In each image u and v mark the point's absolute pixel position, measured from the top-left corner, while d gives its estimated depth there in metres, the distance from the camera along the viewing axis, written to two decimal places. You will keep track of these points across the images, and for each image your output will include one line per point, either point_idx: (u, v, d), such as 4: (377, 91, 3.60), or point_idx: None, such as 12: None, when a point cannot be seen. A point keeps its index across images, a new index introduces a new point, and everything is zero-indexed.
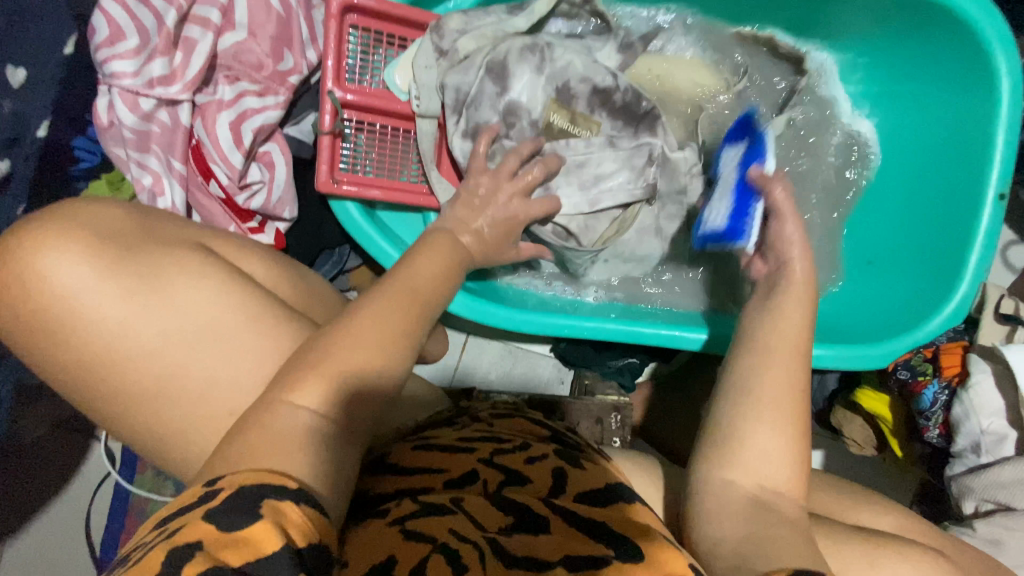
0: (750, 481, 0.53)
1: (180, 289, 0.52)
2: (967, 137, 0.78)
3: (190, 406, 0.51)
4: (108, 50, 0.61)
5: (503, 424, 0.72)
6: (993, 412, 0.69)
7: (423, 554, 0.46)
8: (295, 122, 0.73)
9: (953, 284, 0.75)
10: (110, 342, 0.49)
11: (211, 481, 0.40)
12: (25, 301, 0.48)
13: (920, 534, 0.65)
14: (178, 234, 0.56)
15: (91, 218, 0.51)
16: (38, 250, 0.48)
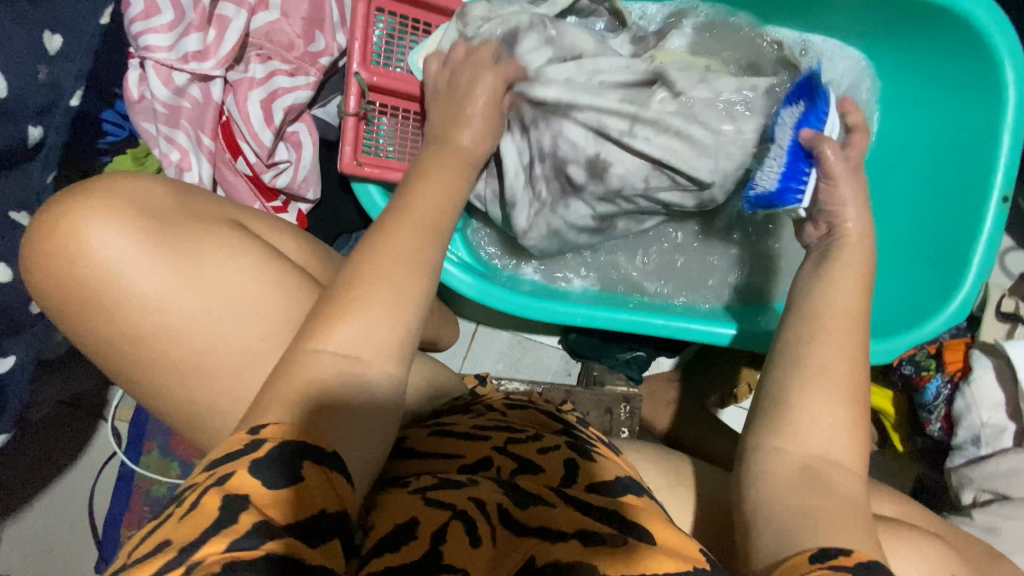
0: (799, 451, 0.50)
1: (217, 260, 0.52)
2: (973, 133, 0.81)
3: (225, 376, 0.52)
4: (143, 24, 0.61)
5: (516, 415, 0.73)
6: (993, 405, 0.71)
7: (442, 520, 0.42)
8: (322, 105, 0.74)
9: (957, 281, 0.78)
10: (147, 307, 0.49)
11: (258, 426, 0.40)
12: (68, 268, 0.48)
13: (921, 520, 0.67)
14: (213, 210, 0.56)
15: (135, 187, 0.51)
16: (84, 224, 0.48)
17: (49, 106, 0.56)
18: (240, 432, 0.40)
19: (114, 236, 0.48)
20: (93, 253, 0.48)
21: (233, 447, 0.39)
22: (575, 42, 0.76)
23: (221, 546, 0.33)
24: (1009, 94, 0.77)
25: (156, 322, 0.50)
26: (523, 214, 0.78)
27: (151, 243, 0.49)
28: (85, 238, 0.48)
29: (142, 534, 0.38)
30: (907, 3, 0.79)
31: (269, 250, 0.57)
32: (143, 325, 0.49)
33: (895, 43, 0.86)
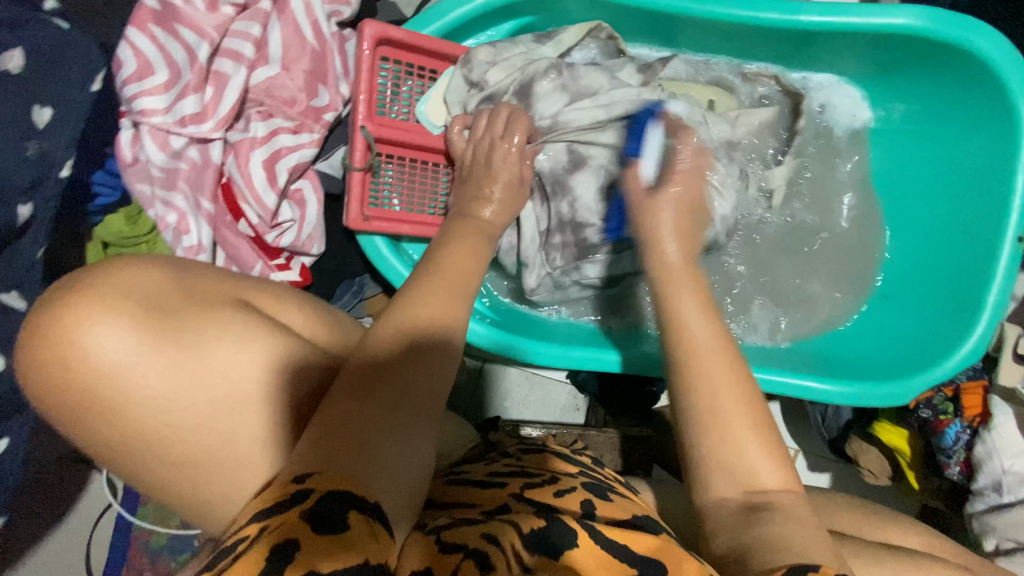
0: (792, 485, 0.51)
1: (219, 347, 0.49)
2: (990, 183, 0.79)
3: (235, 470, 0.49)
4: (137, 86, 0.58)
5: (530, 458, 0.72)
6: (1017, 452, 0.70)
7: (455, 565, 0.43)
8: (325, 158, 0.70)
9: (971, 322, 0.77)
10: (154, 401, 0.46)
11: (301, 476, 0.39)
12: (62, 375, 0.45)
13: (945, 552, 0.67)
14: (216, 289, 0.53)
15: (130, 278, 0.48)
16: (79, 328, 0.45)
17: (39, 181, 0.51)
18: (283, 479, 0.40)
19: (113, 333, 0.45)
20: (89, 354, 0.45)
21: (275, 500, 0.38)
22: (588, 81, 0.75)
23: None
24: None
25: (163, 418, 0.47)
26: (535, 275, 0.77)
27: (152, 337, 0.46)
28: (81, 340, 0.44)
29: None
30: (922, 44, 0.79)
31: (278, 328, 0.53)
32: (151, 420, 0.47)
33: (902, 79, 0.86)
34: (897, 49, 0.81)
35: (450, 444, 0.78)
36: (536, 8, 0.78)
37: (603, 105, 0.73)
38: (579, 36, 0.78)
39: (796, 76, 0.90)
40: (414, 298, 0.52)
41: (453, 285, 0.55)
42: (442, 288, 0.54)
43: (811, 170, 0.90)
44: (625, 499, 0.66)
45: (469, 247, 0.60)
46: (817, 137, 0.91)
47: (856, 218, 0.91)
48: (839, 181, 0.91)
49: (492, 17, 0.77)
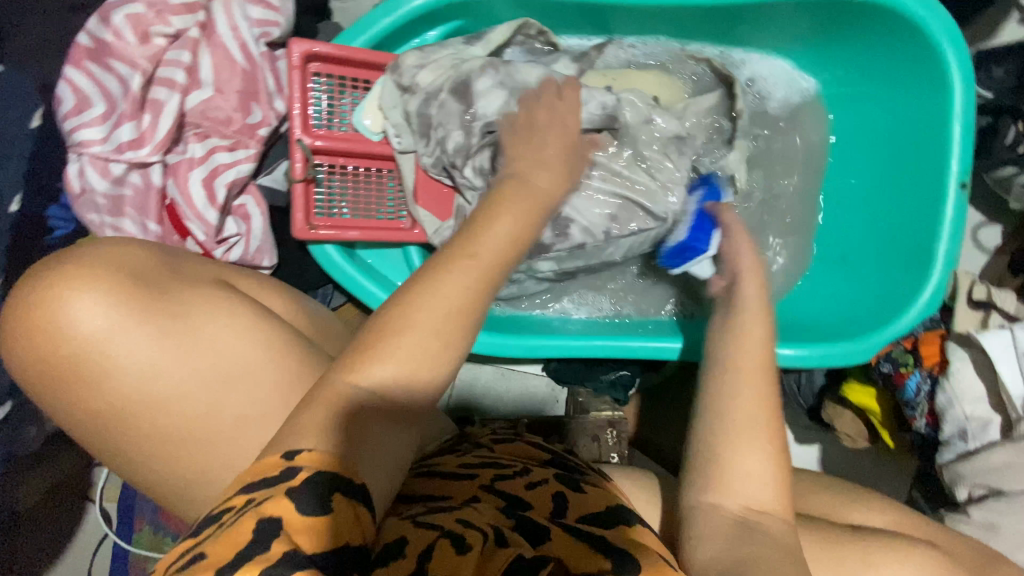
0: (736, 503, 0.59)
1: (206, 314, 0.54)
2: (927, 136, 0.80)
3: (218, 449, 0.52)
4: (76, 120, 0.62)
5: (501, 449, 0.77)
6: (977, 398, 0.69)
7: (431, 538, 0.51)
8: (268, 172, 0.73)
9: (926, 273, 0.77)
10: (143, 371, 0.51)
11: (292, 452, 0.41)
12: (59, 344, 0.49)
13: (913, 528, 0.68)
14: (204, 273, 0.59)
15: (121, 254, 0.54)
16: (74, 296, 0.49)
17: None
18: (273, 455, 0.42)
19: (102, 300, 0.50)
20: (80, 324, 0.49)
21: (268, 472, 0.40)
22: (526, 76, 0.77)
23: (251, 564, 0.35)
24: (957, 88, 0.76)
25: (152, 386, 0.51)
26: None
27: (140, 311, 0.51)
28: (68, 311, 0.49)
29: (190, 538, 0.39)
30: (843, 7, 0.80)
31: (262, 309, 0.58)
32: (134, 391, 0.50)
33: (829, 43, 0.87)
34: (821, 15, 0.83)
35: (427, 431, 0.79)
36: (464, 11, 0.81)
37: (548, 106, 0.77)
38: (507, 35, 0.81)
39: (726, 54, 0.92)
40: (400, 331, 0.47)
41: (474, 275, 0.50)
42: (437, 322, 0.47)
43: (761, 145, 0.91)
44: (599, 487, 0.68)
45: (471, 252, 0.51)
46: (757, 111, 0.92)
47: (807, 185, 0.92)
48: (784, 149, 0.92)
49: (421, 23, 0.80)
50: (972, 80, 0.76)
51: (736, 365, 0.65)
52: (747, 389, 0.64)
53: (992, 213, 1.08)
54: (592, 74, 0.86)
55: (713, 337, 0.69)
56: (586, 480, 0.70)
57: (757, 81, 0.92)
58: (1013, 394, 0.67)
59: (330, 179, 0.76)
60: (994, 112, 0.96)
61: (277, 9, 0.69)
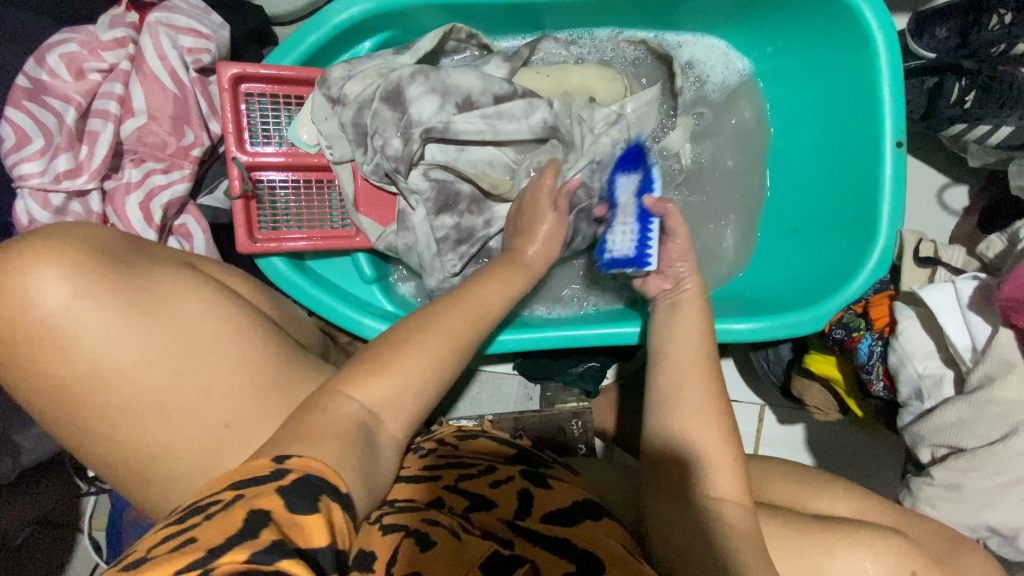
0: (700, 495, 0.58)
1: (173, 293, 0.56)
2: (858, 99, 0.80)
3: (172, 419, 0.53)
4: (16, 155, 0.65)
5: (468, 446, 0.73)
6: (927, 354, 0.68)
7: (395, 542, 0.50)
8: (209, 191, 0.77)
9: (871, 235, 0.77)
10: (105, 343, 0.52)
11: (280, 456, 0.43)
12: (21, 314, 0.50)
13: (879, 514, 0.62)
14: (169, 256, 0.62)
15: (88, 234, 0.57)
16: (35, 269, 0.51)
17: None
18: (264, 457, 0.43)
19: (70, 271, 0.52)
20: (37, 298, 0.51)
21: (257, 473, 0.41)
22: (458, 82, 0.79)
23: (246, 555, 0.34)
24: (880, 49, 0.76)
25: (111, 359, 0.52)
26: (436, 279, 0.81)
27: (100, 286, 0.52)
28: (27, 281, 0.50)
29: (161, 534, 0.38)
30: None
31: (226, 291, 0.61)
32: (94, 363, 0.52)
33: (755, 18, 0.87)
34: None
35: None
36: (393, 22, 0.83)
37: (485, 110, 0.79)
38: (435, 40, 0.82)
39: (663, 37, 0.92)
40: (401, 350, 0.55)
41: (470, 317, 0.60)
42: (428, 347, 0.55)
43: (705, 124, 0.92)
44: (566, 483, 0.68)
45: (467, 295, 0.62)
46: (698, 93, 0.92)
47: (753, 159, 0.92)
48: (730, 125, 0.92)
49: (350, 37, 0.82)
50: (895, 38, 0.76)
51: (682, 359, 0.64)
52: (697, 371, 0.63)
53: (955, 173, 1.07)
54: (526, 72, 0.87)
55: (658, 326, 0.70)
56: (551, 474, 0.69)
57: (696, 63, 0.92)
58: (959, 347, 0.65)
59: (276, 193, 0.80)
60: (938, 71, 0.94)
61: (206, 35, 0.72)
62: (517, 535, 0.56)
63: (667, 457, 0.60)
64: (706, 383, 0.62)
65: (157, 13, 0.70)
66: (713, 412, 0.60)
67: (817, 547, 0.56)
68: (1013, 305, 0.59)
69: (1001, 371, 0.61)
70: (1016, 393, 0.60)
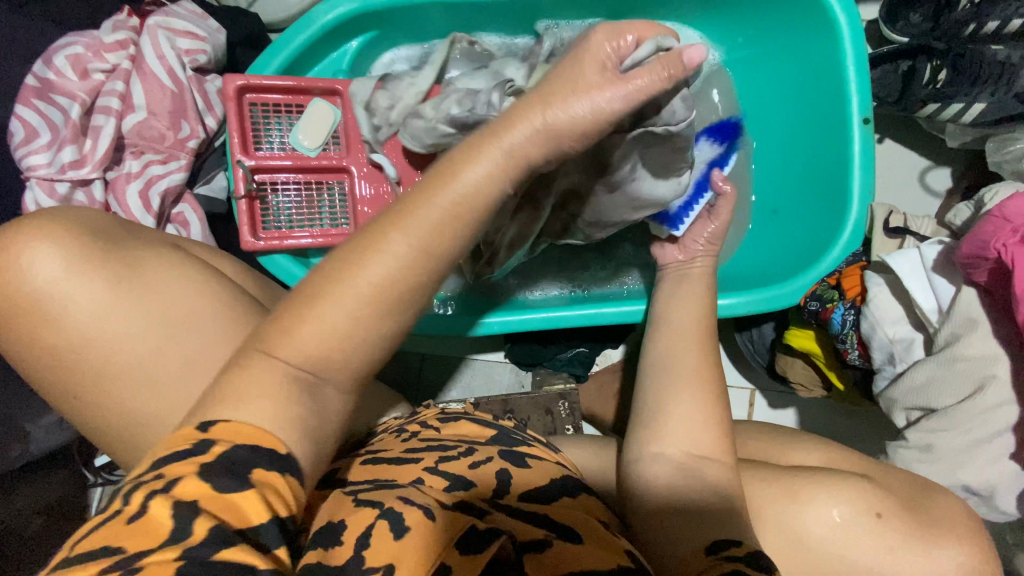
0: (677, 450, 0.57)
1: (160, 269, 0.60)
2: (826, 81, 0.82)
3: (164, 382, 0.57)
4: (26, 148, 0.71)
5: (450, 429, 0.69)
6: (896, 320, 0.70)
7: (370, 520, 0.47)
8: (206, 182, 0.81)
9: (844, 210, 0.78)
10: (95, 312, 0.55)
11: (205, 423, 0.38)
12: (16, 287, 0.54)
13: (849, 462, 0.64)
14: (157, 237, 0.65)
15: (81, 214, 0.60)
16: (31, 244, 0.54)
17: None
18: (188, 427, 0.38)
19: (71, 244, 0.55)
20: (30, 271, 0.54)
21: (177, 447, 0.37)
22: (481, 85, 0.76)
23: (175, 552, 0.32)
24: (843, 32, 0.79)
25: (101, 327, 0.56)
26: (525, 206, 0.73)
27: (90, 258, 0.56)
28: (25, 256, 0.54)
29: (87, 526, 0.34)
30: None
31: (212, 268, 0.64)
32: (87, 331, 0.55)
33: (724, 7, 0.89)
34: None
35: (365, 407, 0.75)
36: (379, 22, 0.88)
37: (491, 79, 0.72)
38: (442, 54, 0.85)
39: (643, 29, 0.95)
40: (316, 300, 0.40)
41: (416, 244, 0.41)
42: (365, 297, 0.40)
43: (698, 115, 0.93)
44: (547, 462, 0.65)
45: (406, 216, 0.42)
46: None
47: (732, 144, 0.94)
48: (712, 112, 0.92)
49: (336, 38, 0.88)
50: (856, 21, 0.78)
51: (673, 330, 0.68)
52: (670, 345, 0.66)
53: (937, 156, 1.08)
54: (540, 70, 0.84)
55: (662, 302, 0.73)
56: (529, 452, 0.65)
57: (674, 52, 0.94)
58: (926, 309, 0.67)
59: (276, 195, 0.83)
60: (911, 55, 0.96)
61: (203, 37, 0.77)
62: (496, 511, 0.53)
63: (655, 421, 0.59)
64: (680, 347, 0.65)
65: (157, 17, 0.76)
66: (689, 377, 0.61)
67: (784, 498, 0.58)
68: (973, 261, 0.62)
69: (965, 329, 0.63)
70: (980, 349, 0.63)
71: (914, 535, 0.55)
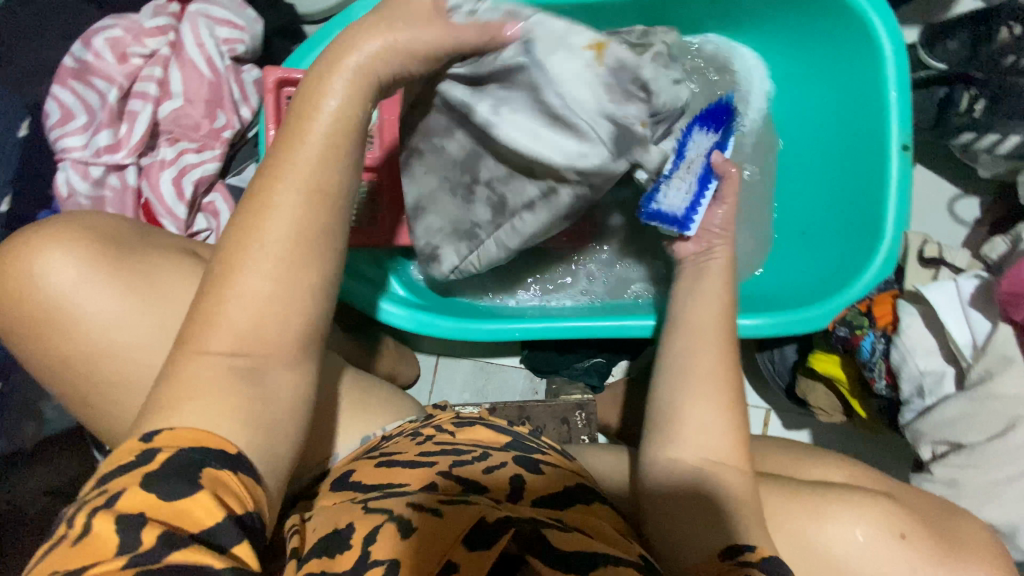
0: (693, 455, 0.55)
1: (173, 281, 0.59)
2: (867, 104, 0.81)
3: None
4: (60, 130, 0.71)
5: (465, 434, 0.67)
6: (928, 352, 0.69)
7: (376, 525, 0.47)
8: (237, 172, 0.80)
9: (878, 235, 0.78)
10: (112, 316, 0.55)
11: (150, 433, 0.39)
12: (31, 294, 0.54)
13: (870, 481, 0.64)
14: (168, 241, 0.64)
15: (88, 220, 0.60)
16: (45, 252, 0.54)
17: None
18: (132, 439, 0.39)
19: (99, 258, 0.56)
20: (45, 278, 0.54)
21: (121, 461, 0.38)
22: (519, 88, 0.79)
23: (123, 560, 0.33)
24: (889, 56, 0.78)
25: (111, 330, 0.55)
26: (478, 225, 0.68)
27: (102, 263, 0.56)
28: (41, 264, 0.54)
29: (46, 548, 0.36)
30: None
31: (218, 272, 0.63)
32: (98, 333, 0.55)
33: (770, 22, 0.88)
34: None
35: (381, 404, 0.74)
36: None
37: None
38: None
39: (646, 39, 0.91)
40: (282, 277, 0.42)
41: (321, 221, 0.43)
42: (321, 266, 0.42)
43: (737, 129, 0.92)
44: (560, 467, 0.63)
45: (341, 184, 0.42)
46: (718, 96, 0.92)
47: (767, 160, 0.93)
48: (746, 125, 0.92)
49: None
50: (902, 45, 0.78)
51: (695, 325, 0.64)
52: (684, 343, 0.62)
53: (966, 184, 1.08)
54: None
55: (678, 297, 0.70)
56: (544, 458, 0.64)
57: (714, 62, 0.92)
58: (960, 343, 0.67)
59: None
60: (949, 82, 0.95)
61: (242, 27, 0.76)
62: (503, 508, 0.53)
63: (669, 424, 0.57)
64: (724, 354, 0.60)
65: (198, 5, 0.75)
66: (712, 378, 0.59)
67: (807, 513, 0.57)
68: (1013, 298, 0.61)
69: (1000, 367, 0.63)
70: (1013, 388, 0.63)
71: (933, 559, 0.55)
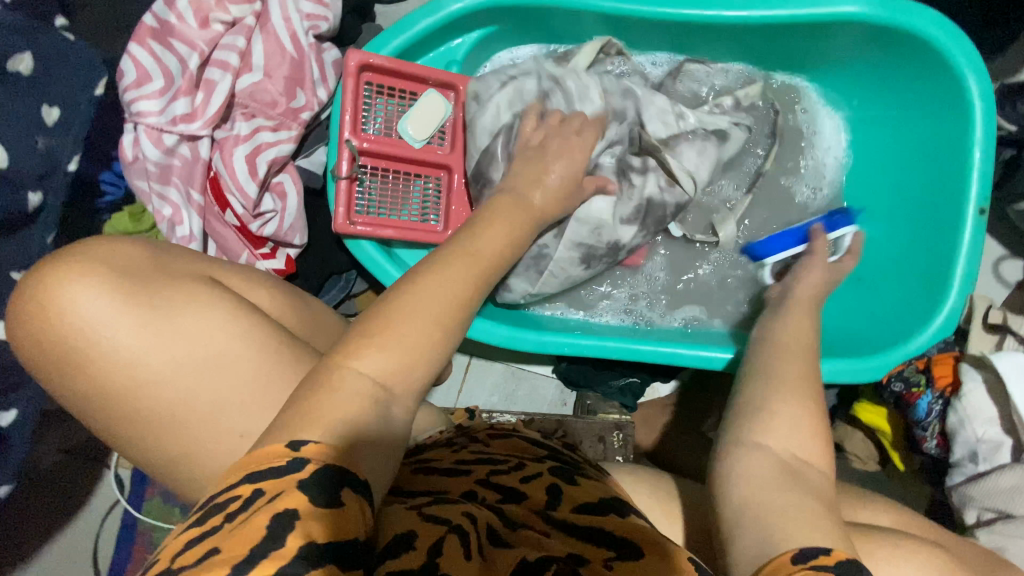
0: (783, 448, 0.52)
1: (197, 320, 0.53)
2: (949, 163, 0.81)
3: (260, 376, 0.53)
4: (135, 92, 0.67)
5: (500, 445, 0.63)
6: (987, 420, 0.69)
7: (437, 536, 0.44)
8: (307, 155, 0.78)
9: (942, 295, 0.77)
10: (146, 355, 0.51)
11: (301, 442, 0.37)
12: (59, 332, 0.50)
13: (921, 530, 0.65)
14: (192, 269, 0.57)
15: (112, 248, 0.53)
16: (70, 286, 0.50)
17: (48, 172, 0.65)
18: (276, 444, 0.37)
19: (94, 301, 0.50)
20: (71, 314, 0.49)
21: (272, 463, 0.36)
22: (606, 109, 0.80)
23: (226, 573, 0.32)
24: (979, 119, 0.77)
25: (153, 365, 0.51)
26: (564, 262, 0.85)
27: (129, 301, 0.50)
28: (66, 301, 0.49)
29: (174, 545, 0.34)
30: (888, 37, 0.80)
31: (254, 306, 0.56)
32: (140, 369, 0.51)
33: (858, 69, 0.87)
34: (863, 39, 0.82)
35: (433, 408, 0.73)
36: (500, 18, 0.84)
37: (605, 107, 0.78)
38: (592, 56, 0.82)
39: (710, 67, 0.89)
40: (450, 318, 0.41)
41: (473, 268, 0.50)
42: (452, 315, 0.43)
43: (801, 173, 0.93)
44: (598, 480, 0.58)
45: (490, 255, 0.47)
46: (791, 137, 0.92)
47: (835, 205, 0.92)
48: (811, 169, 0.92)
49: (453, 30, 0.84)
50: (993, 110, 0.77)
51: (792, 347, 0.61)
52: (776, 360, 0.60)
53: (1014, 246, 1.08)
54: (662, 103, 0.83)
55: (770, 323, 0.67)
56: (580, 471, 0.59)
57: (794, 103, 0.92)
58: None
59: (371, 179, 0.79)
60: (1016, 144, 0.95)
61: (327, 4, 0.72)
62: (550, 526, 0.50)
63: (761, 416, 0.54)
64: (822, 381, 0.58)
65: None
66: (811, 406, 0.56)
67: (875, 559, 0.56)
68: None
69: None
70: None
71: None
